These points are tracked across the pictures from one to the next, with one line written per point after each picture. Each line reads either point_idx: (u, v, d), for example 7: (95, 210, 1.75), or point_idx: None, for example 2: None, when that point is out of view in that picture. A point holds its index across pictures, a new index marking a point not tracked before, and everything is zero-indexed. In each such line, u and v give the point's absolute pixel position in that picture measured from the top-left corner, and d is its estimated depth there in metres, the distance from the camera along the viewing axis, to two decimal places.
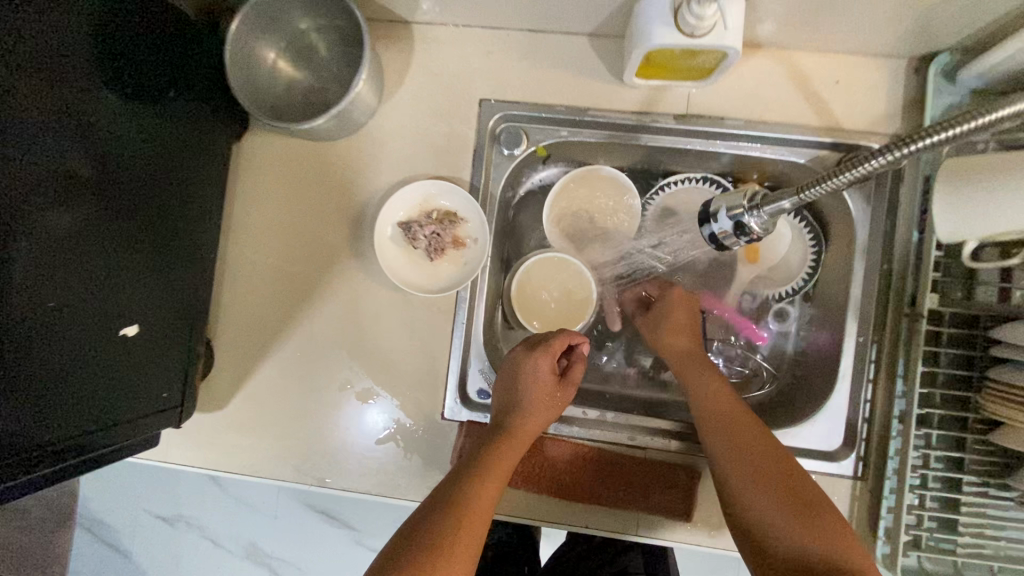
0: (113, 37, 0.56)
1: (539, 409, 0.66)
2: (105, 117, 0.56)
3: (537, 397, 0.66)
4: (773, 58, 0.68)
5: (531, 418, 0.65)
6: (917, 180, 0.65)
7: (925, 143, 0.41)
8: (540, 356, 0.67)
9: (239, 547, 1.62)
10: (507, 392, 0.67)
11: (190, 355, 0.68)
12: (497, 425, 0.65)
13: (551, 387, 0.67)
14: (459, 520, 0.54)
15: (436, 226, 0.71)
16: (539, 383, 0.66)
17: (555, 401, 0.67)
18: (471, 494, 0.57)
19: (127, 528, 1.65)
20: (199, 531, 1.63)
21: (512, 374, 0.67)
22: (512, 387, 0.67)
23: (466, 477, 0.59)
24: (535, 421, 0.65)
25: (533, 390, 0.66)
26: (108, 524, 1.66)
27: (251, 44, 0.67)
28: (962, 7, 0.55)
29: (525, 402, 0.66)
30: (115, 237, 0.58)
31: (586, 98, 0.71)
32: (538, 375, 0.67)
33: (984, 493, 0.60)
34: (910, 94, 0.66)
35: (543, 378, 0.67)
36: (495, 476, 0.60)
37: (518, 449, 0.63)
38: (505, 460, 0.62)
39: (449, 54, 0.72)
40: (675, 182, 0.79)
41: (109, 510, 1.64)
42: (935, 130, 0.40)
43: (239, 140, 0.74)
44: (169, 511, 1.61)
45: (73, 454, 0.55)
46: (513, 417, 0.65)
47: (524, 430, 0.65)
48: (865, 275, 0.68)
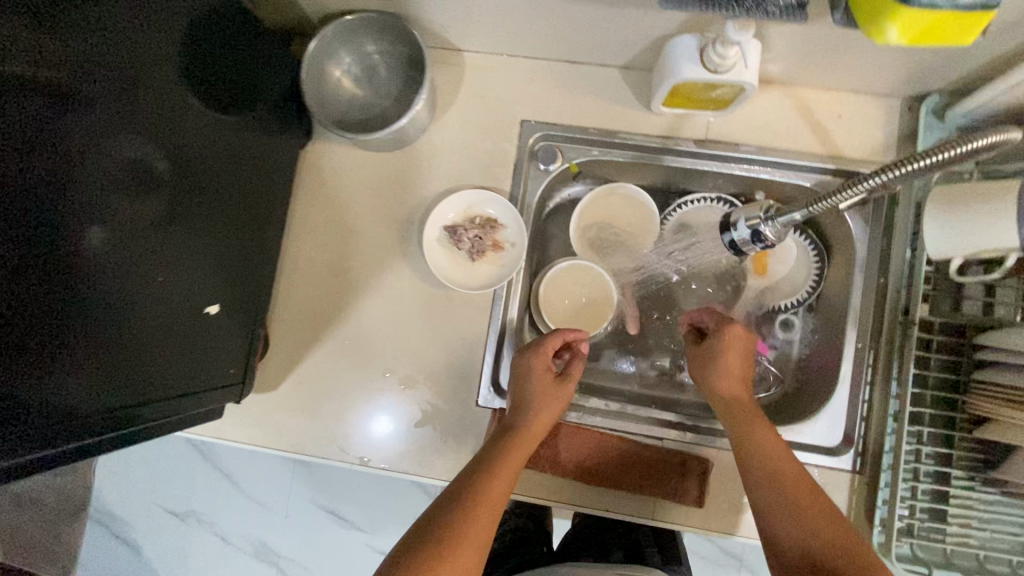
0: (215, 56, 0.65)
1: (547, 407, 0.71)
2: (205, 123, 0.65)
3: (540, 392, 0.71)
4: (783, 93, 0.77)
5: (541, 416, 0.70)
6: (909, 206, 0.74)
7: (917, 165, 0.50)
8: (542, 357, 0.74)
9: (248, 546, 1.63)
10: (515, 394, 0.72)
11: (252, 336, 0.76)
12: (509, 424, 0.70)
13: (552, 386, 0.72)
14: (473, 506, 0.59)
15: (479, 230, 0.79)
16: (542, 382, 0.72)
17: (557, 394, 0.71)
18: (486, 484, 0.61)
19: (139, 523, 1.66)
20: (209, 527, 1.64)
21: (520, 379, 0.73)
22: (519, 389, 0.73)
23: (483, 470, 0.63)
24: (543, 418, 0.70)
25: (538, 390, 0.71)
26: (118, 518, 1.67)
27: (321, 62, 0.77)
28: (948, 58, 0.64)
29: (532, 401, 0.70)
30: (201, 225, 0.66)
31: (616, 122, 0.80)
32: (538, 375, 0.72)
33: (970, 486, 0.67)
34: (904, 129, 0.75)
35: (543, 375, 0.73)
36: (508, 467, 0.64)
37: (532, 443, 0.67)
38: (520, 454, 0.66)
39: (495, 79, 0.82)
40: (692, 201, 0.86)
41: (121, 504, 1.65)
42: (926, 154, 0.49)
43: (304, 147, 0.83)
44: (181, 507, 1.63)
45: (156, 413, 0.62)
46: (523, 416, 0.70)
47: (536, 427, 0.69)
48: (863, 288, 0.76)
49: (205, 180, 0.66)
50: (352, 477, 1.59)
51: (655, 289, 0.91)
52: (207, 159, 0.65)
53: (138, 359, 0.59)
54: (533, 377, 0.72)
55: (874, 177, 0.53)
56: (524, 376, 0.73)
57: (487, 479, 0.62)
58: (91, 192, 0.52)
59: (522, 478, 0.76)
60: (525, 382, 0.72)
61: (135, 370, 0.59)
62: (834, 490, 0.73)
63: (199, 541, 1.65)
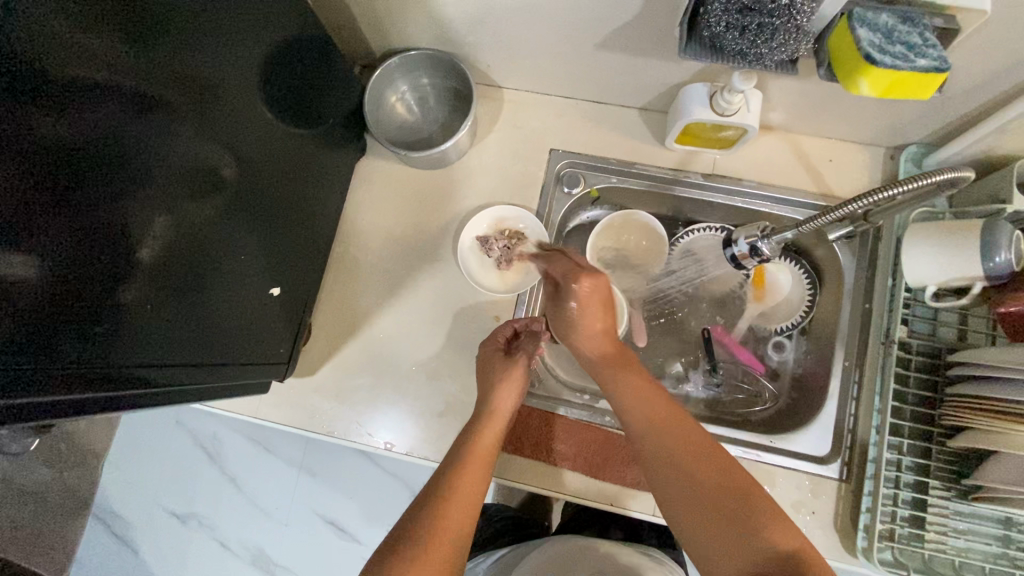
0: (296, 74, 0.76)
1: (501, 385, 0.79)
2: (280, 132, 0.75)
3: (499, 373, 0.79)
4: (782, 139, 0.88)
5: (498, 399, 0.78)
6: (891, 240, 0.82)
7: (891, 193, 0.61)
8: (489, 343, 0.83)
9: (246, 551, 1.64)
10: (478, 384, 0.81)
11: (299, 322, 0.85)
12: (476, 414, 0.78)
13: (503, 365, 0.80)
14: (444, 501, 0.64)
15: (508, 241, 0.88)
16: (494, 365, 0.80)
17: (516, 375, 0.79)
18: (455, 479, 0.67)
19: (140, 524, 1.67)
20: (210, 532, 1.66)
21: (482, 368, 0.81)
22: (482, 379, 0.80)
23: (454, 464, 0.70)
24: (502, 400, 0.78)
25: (491, 372, 0.80)
26: (120, 518, 1.68)
27: (381, 88, 0.89)
28: (923, 115, 0.75)
29: (490, 387, 0.79)
30: (267, 219, 0.75)
31: (634, 155, 0.90)
32: (491, 358, 0.81)
33: (948, 496, 0.72)
34: (887, 175, 0.85)
35: (496, 357, 0.81)
36: (476, 459, 0.70)
37: (495, 429, 0.75)
38: (486, 439, 0.73)
39: (529, 113, 0.93)
40: (700, 228, 0.95)
41: (125, 503, 1.67)
42: (902, 182, 0.59)
43: (358, 161, 0.94)
44: (184, 508, 1.66)
45: (217, 381, 0.70)
46: (486, 403, 0.78)
47: (495, 410, 0.77)
48: (851, 312, 0.85)
49: (272, 182, 0.75)
50: (353, 488, 1.61)
51: (662, 307, 0.99)
52: (277, 164, 0.75)
53: (212, 335, 0.67)
54: (488, 363, 0.81)
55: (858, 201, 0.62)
56: (485, 363, 0.82)
57: (457, 470, 0.68)
58: (186, 189, 0.60)
59: (532, 468, 0.83)
60: (484, 369, 0.81)
61: (210, 342, 0.67)
62: (822, 496, 0.79)
63: (198, 545, 1.66)
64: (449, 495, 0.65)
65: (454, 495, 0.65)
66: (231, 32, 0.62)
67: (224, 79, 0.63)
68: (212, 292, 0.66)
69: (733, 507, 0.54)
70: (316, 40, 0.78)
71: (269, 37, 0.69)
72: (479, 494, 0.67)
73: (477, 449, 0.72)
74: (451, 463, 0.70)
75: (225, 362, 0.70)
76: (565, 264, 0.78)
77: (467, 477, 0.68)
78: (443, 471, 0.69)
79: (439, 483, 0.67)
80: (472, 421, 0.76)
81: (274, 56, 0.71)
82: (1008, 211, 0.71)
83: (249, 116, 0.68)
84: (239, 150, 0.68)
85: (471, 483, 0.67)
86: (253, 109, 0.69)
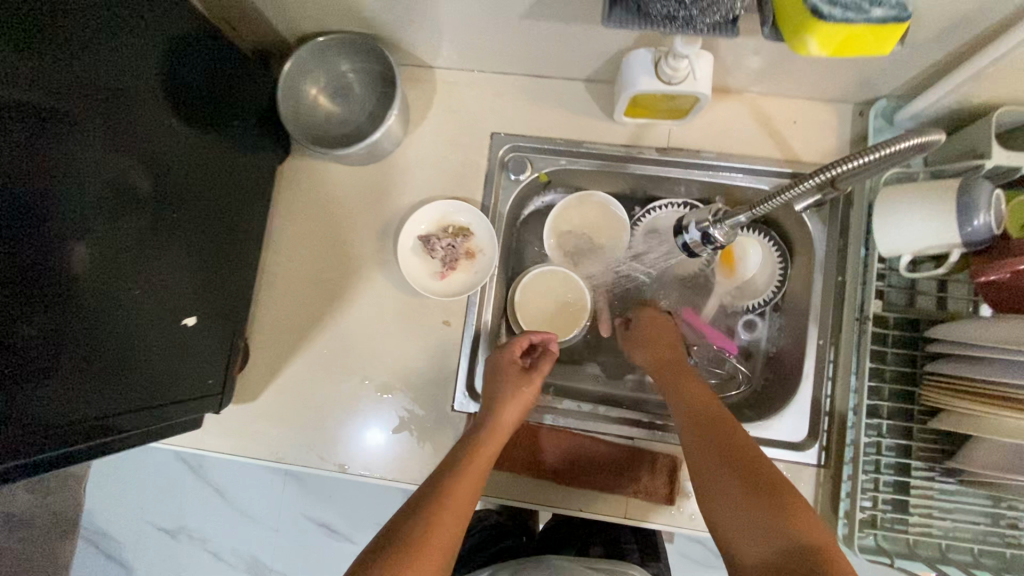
0: (192, 74, 0.68)
1: (511, 398, 0.73)
2: (181, 139, 0.67)
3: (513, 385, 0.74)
4: (740, 102, 0.80)
5: (503, 409, 0.72)
6: (862, 206, 0.76)
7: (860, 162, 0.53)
8: (504, 352, 0.78)
9: (237, 560, 1.60)
10: (485, 391, 0.76)
11: (233, 347, 0.78)
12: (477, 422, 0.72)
13: (520, 378, 0.75)
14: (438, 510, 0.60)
15: (451, 239, 0.82)
16: (510, 378, 0.76)
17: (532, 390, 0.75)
18: (452, 488, 0.63)
19: (131, 542, 1.62)
20: (200, 544, 1.61)
21: (496, 374, 0.76)
22: (492, 384, 0.76)
23: (448, 472, 0.65)
24: (511, 413, 0.72)
25: (505, 385, 0.75)
26: (111, 536, 1.63)
27: (297, 82, 0.80)
28: (890, 66, 0.68)
29: (497, 398, 0.73)
30: (179, 237, 0.67)
31: (582, 133, 0.83)
32: (508, 371, 0.76)
33: (931, 476, 0.69)
34: (856, 134, 0.78)
35: (513, 370, 0.77)
36: (474, 470, 0.66)
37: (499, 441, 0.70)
38: (485, 451, 0.68)
39: (465, 94, 0.85)
40: (660, 207, 0.89)
41: (113, 520, 1.61)
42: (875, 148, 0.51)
43: (282, 163, 0.86)
44: (171, 523, 1.60)
45: (137, 426, 0.63)
46: (488, 416, 0.72)
47: (500, 424, 0.71)
48: (823, 286, 0.79)
49: (179, 200, 0.67)
50: (338, 492, 1.57)
51: (627, 292, 0.93)
52: (182, 179, 0.67)
53: (119, 377, 0.60)
54: (499, 373, 0.76)
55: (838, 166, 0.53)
56: (492, 373, 0.77)
57: (454, 477, 0.64)
58: (63, 214, 0.53)
59: (493, 479, 0.78)
60: (492, 379, 0.76)
61: (116, 385, 0.60)
62: (800, 484, 0.75)
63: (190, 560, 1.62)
64: (442, 502, 0.61)
65: (451, 504, 0.61)
66: (96, 33, 0.56)
67: (95, 89, 0.56)
68: (113, 330, 0.59)
69: (763, 502, 0.54)
70: (210, 37, 0.70)
71: (150, 38, 0.61)
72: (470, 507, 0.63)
73: (479, 458, 0.67)
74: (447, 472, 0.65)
75: (140, 404, 0.63)
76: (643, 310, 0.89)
77: (460, 488, 0.63)
78: (436, 480, 0.64)
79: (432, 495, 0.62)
80: (471, 432, 0.71)
81: (162, 59, 0.63)
82: (986, 166, 0.65)
83: (132, 124, 0.60)
84: (125, 165, 0.60)
85: (466, 494, 0.63)
86: (137, 115, 0.61)
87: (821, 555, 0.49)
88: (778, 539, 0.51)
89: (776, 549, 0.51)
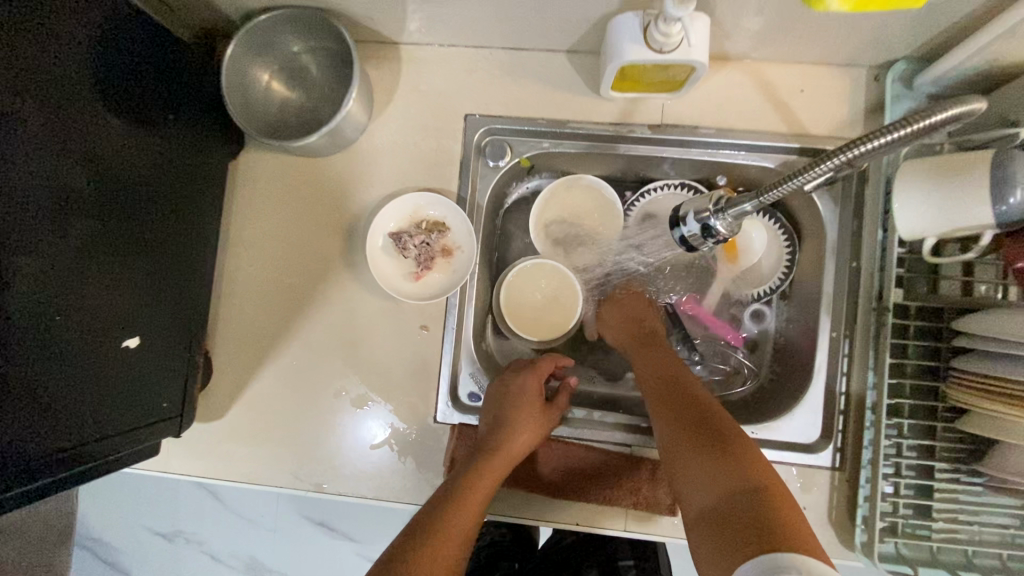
0: (121, 64, 0.59)
1: (524, 429, 0.69)
2: (111, 140, 0.58)
3: (528, 411, 0.71)
4: (742, 70, 0.72)
5: (515, 437, 0.68)
6: (879, 184, 0.69)
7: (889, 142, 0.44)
8: (520, 377, 0.74)
9: (236, 563, 1.31)
10: (494, 411, 0.71)
11: (190, 364, 0.71)
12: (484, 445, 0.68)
13: (537, 407, 0.72)
14: (438, 540, 0.56)
15: (425, 236, 0.74)
16: (526, 409, 0.71)
17: (544, 420, 0.72)
18: (455, 517, 0.59)
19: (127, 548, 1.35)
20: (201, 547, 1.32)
21: (507, 394, 0.72)
22: (503, 405, 0.71)
23: (452, 497, 0.61)
24: (524, 441, 0.69)
25: (520, 414, 0.70)
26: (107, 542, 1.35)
27: (244, 66, 0.72)
28: (909, 23, 0.60)
29: (508, 423, 0.69)
30: (122, 253, 0.60)
31: (566, 111, 0.74)
32: (526, 399, 0.72)
33: (956, 479, 0.63)
34: (871, 102, 0.70)
35: (531, 400, 0.72)
36: (479, 497, 0.62)
37: (506, 468, 0.66)
38: (491, 479, 0.64)
39: (435, 72, 0.76)
40: (656, 189, 0.81)
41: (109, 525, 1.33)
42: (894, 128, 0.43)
43: (235, 157, 0.78)
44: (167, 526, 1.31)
45: (75, 464, 0.56)
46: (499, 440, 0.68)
47: (510, 451, 0.67)
48: (836, 273, 0.72)
49: (115, 210, 0.59)
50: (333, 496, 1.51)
51: (623, 284, 0.86)
52: (119, 187, 0.59)
53: (40, 416, 0.52)
54: (513, 401, 0.71)
55: (869, 141, 0.44)
56: (502, 398, 0.72)
57: (456, 503, 0.60)
58: None
59: None
60: (504, 404, 0.71)
61: (39, 425, 0.52)
62: (813, 489, 0.69)
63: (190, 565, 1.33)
64: (444, 531, 0.57)
65: (451, 533, 0.58)
66: (11, 23, 0.48)
67: (10, 86, 0.48)
68: (34, 365, 0.51)
69: (713, 450, 0.55)
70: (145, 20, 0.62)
71: (72, 25, 0.53)
72: (470, 538, 0.59)
73: (486, 485, 0.63)
74: (447, 498, 0.61)
75: (77, 441, 0.56)
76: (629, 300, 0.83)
77: (462, 517, 0.59)
78: (436, 505, 0.60)
79: (433, 521, 0.58)
80: (474, 456, 0.67)
81: (89, 49, 0.55)
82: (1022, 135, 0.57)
83: (53, 127, 0.52)
84: (49, 176, 0.52)
85: (468, 525, 0.60)
86: (57, 117, 0.53)
87: (768, 495, 0.51)
88: (726, 482, 0.52)
89: (724, 492, 0.52)
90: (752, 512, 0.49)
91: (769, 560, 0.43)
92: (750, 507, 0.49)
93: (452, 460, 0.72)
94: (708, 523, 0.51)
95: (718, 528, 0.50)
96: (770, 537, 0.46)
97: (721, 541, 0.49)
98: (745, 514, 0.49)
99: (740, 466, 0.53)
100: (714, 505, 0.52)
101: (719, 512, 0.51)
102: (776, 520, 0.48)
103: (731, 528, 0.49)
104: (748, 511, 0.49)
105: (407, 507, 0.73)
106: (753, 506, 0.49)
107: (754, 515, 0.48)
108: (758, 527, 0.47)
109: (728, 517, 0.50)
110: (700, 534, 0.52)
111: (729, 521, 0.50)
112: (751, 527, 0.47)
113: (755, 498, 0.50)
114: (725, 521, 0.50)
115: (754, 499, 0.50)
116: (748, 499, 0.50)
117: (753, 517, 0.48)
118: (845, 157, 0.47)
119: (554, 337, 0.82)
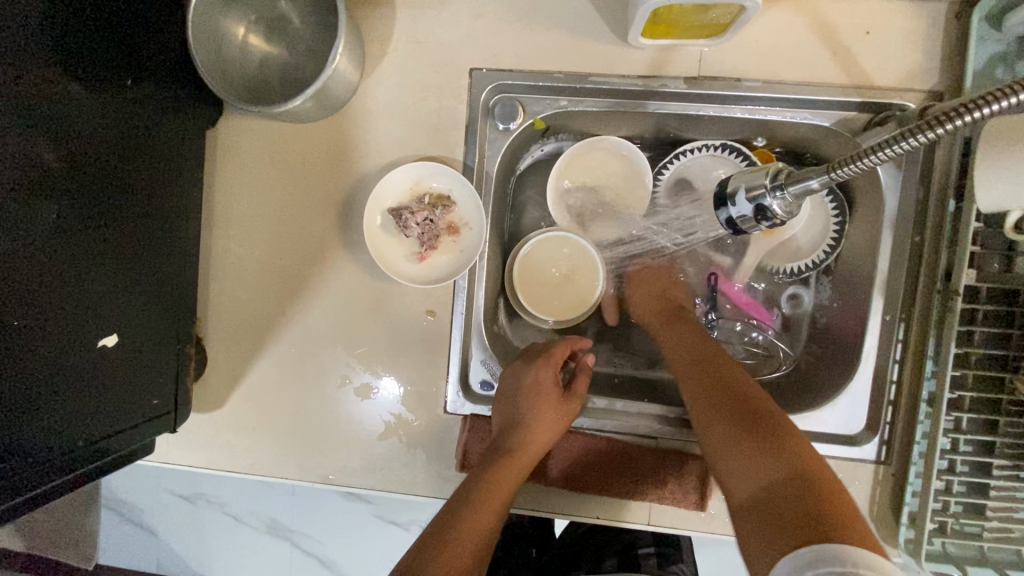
0: (66, 17, 0.50)
1: (540, 426, 0.64)
2: (66, 108, 0.50)
3: (542, 404, 0.65)
4: (794, 8, 0.61)
5: (532, 437, 0.63)
6: (954, 145, 0.60)
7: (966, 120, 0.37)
8: (535, 368, 0.68)
9: (256, 521, 1.14)
10: (506, 403, 0.66)
11: (180, 357, 0.66)
12: (498, 443, 0.63)
13: (555, 400, 0.66)
14: (451, 548, 0.53)
15: (428, 212, 0.66)
16: (544, 406, 0.65)
17: (562, 414, 0.66)
18: (469, 523, 0.55)
19: (122, 531, 1.20)
20: (195, 536, 1.17)
21: (517, 385, 0.67)
22: (516, 399, 0.66)
23: (465, 504, 0.57)
24: (538, 437, 0.64)
25: (538, 411, 0.64)
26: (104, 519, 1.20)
27: (215, 17, 0.61)
28: None
29: (523, 422, 0.64)
30: (92, 242, 0.53)
31: (587, 62, 0.64)
32: (545, 395, 0.66)
33: (1015, 476, 0.57)
34: (949, 46, 0.60)
35: (547, 394, 0.66)
36: (492, 504, 0.58)
37: (521, 469, 0.62)
38: (506, 483, 0.60)
39: (436, 18, 0.66)
40: (691, 150, 0.72)
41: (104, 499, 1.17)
42: (978, 104, 0.36)
43: (215, 124, 0.70)
44: (158, 508, 1.16)
45: (54, 474, 0.52)
46: (512, 438, 0.63)
47: (524, 450, 0.62)
48: (894, 247, 0.63)
49: (81, 193, 0.52)
50: None
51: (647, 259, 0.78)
52: (83, 167, 0.52)
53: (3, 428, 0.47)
54: (530, 396, 0.65)
55: (984, 105, 0.36)
56: (515, 392, 0.66)
57: (468, 510, 0.56)
58: None
59: None
60: (519, 400, 0.65)
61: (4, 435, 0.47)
62: (854, 484, 0.63)
63: (212, 529, 1.16)
64: (457, 537, 0.54)
65: (465, 541, 0.54)
66: None
67: None
68: None
69: (753, 436, 0.51)
70: None
71: None
72: (486, 546, 0.56)
73: (499, 487, 0.59)
74: (461, 504, 0.57)
75: (55, 450, 0.52)
76: (652, 278, 0.76)
77: (475, 524, 0.55)
78: (449, 512, 0.56)
79: (445, 530, 0.54)
80: (488, 456, 0.62)
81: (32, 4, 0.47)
82: None
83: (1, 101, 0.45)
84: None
85: (483, 531, 0.56)
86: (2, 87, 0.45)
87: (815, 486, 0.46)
88: (770, 471, 0.48)
89: (767, 482, 0.48)
90: (800, 504, 0.45)
91: (818, 552, 0.40)
92: (797, 499, 0.45)
93: (465, 456, 0.67)
94: (751, 513, 0.48)
95: (762, 517, 0.46)
96: (822, 528, 0.42)
97: (765, 530, 0.45)
98: (798, 508, 0.45)
99: (785, 454, 0.49)
100: (756, 495, 0.48)
101: (763, 499, 0.47)
102: (824, 510, 0.44)
103: (775, 518, 0.45)
104: (797, 505, 0.45)
105: (419, 499, 0.69)
106: (803, 497, 0.45)
107: (801, 505, 0.45)
108: (807, 518, 0.43)
109: (773, 507, 0.46)
110: (742, 520, 0.48)
111: (772, 510, 0.46)
112: (802, 517, 0.44)
113: (804, 490, 0.46)
114: (771, 512, 0.46)
115: (801, 490, 0.46)
116: (796, 489, 0.46)
117: (802, 509, 0.44)
118: (935, 133, 0.38)
119: (574, 318, 0.75)
